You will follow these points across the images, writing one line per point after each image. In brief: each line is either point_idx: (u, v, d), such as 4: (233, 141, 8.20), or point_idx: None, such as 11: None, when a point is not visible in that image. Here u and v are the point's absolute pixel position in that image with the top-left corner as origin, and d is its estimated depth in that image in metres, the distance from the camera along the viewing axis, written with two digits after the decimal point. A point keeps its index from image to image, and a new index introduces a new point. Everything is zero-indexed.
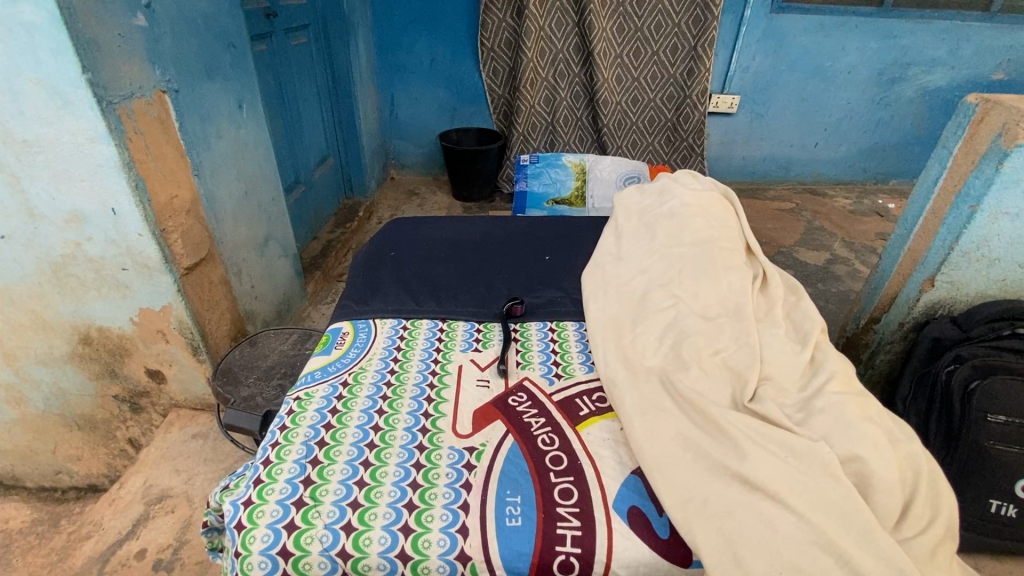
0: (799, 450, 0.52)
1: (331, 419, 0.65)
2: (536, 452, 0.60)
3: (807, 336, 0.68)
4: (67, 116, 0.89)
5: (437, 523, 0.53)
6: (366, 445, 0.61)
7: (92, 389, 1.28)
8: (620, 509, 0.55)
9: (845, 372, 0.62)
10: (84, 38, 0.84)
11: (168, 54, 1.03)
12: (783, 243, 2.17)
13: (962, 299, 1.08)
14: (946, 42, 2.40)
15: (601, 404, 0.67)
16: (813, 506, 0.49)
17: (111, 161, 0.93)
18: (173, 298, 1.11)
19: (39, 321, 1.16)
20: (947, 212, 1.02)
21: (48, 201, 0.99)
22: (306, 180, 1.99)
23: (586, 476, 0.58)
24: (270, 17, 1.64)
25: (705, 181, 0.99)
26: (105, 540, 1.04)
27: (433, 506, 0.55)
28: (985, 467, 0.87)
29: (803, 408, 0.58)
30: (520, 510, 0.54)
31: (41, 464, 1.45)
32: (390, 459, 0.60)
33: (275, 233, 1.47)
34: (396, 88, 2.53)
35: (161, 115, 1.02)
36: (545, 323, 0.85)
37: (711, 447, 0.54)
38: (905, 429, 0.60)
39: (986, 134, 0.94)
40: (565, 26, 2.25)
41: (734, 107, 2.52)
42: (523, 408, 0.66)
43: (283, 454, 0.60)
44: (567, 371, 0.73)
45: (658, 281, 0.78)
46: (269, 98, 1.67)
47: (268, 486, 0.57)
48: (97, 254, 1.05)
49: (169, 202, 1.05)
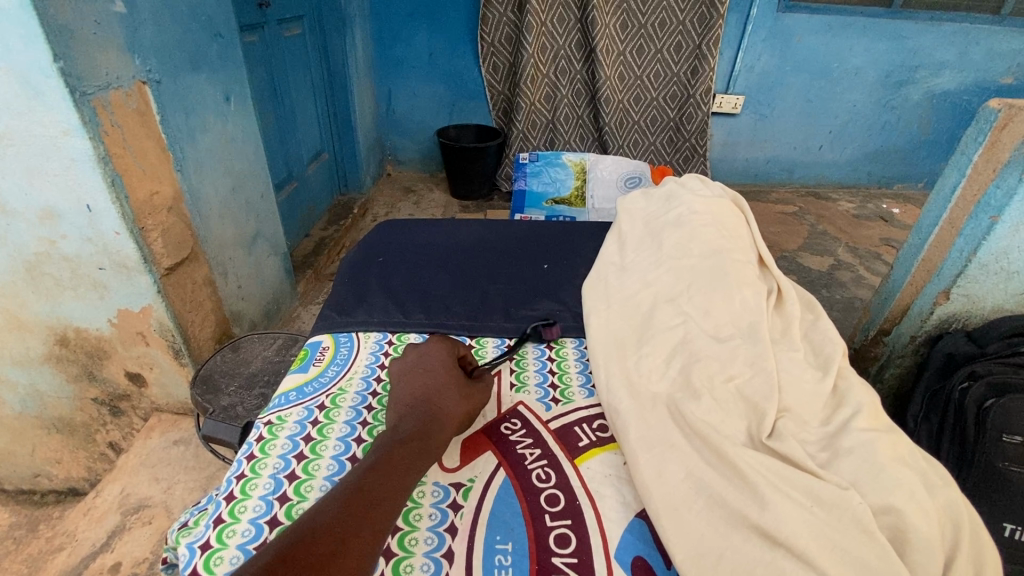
0: (825, 497, 0.47)
1: (304, 447, 0.59)
2: (529, 489, 0.56)
3: (828, 362, 0.63)
4: (38, 108, 0.83)
5: (418, 575, 0.48)
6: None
7: (70, 391, 1.21)
8: (623, 559, 0.49)
9: (872, 404, 0.57)
10: (56, 24, 0.78)
11: (148, 42, 0.97)
12: (787, 247, 2.12)
13: (978, 312, 1.03)
14: (955, 45, 2.35)
15: (602, 434, 0.62)
16: (844, 566, 0.43)
17: (85, 155, 0.87)
18: (153, 300, 1.05)
19: (13, 319, 1.10)
20: (965, 222, 0.97)
21: (20, 195, 0.93)
22: (298, 176, 1.92)
23: (584, 520, 0.52)
24: (262, 7, 1.58)
25: (714, 186, 0.93)
26: (79, 553, 0.98)
27: (414, 553, 0.50)
28: (999, 489, 0.81)
29: (828, 447, 0.53)
30: (510, 560, 0.49)
31: (18, 466, 1.39)
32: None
33: (264, 231, 1.41)
34: (393, 82, 2.46)
35: (141, 107, 0.96)
36: (542, 339, 0.80)
37: (728, 492, 0.49)
38: (938, 471, 0.54)
39: (1009, 142, 0.88)
40: (567, 22, 2.19)
41: (739, 107, 2.46)
42: (516, 438, 0.62)
43: (250, 487, 0.55)
44: (566, 396, 0.68)
45: (665, 296, 0.74)
46: (259, 89, 1.61)
47: (230, 526, 0.51)
48: (72, 253, 0.99)
49: (149, 199, 0.99)
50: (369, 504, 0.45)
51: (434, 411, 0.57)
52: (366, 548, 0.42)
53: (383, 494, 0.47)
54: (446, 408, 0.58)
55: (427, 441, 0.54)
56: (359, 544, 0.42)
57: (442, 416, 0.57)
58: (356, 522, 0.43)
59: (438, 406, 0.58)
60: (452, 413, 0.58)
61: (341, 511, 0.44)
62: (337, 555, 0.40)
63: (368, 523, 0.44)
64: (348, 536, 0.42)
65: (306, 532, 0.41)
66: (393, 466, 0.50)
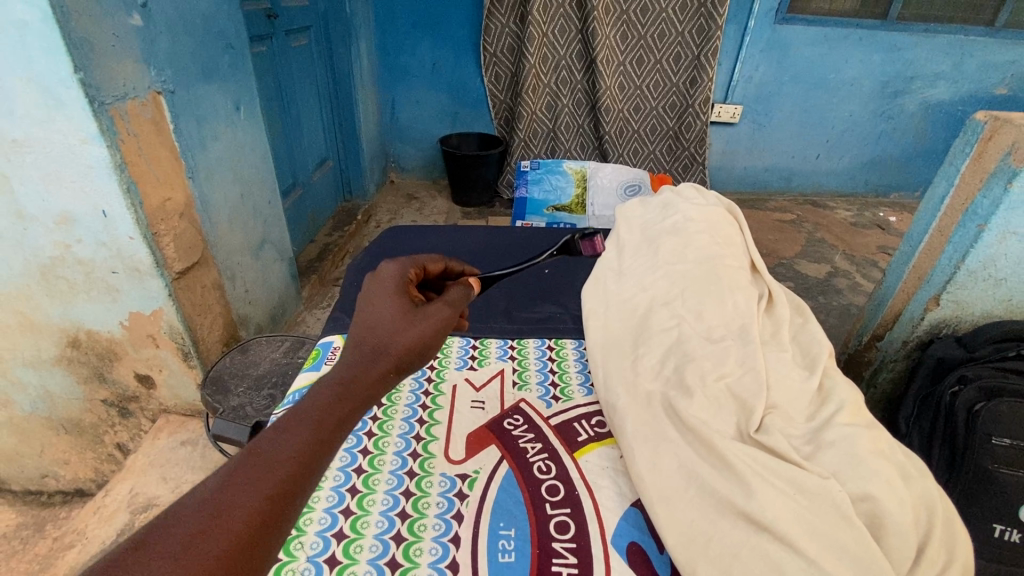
0: (806, 486, 0.50)
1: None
2: (531, 480, 0.59)
3: (815, 361, 0.66)
4: (58, 116, 0.87)
5: (427, 557, 0.51)
6: (353, 470, 0.60)
7: (80, 393, 1.24)
8: (619, 544, 0.52)
9: (854, 401, 0.60)
10: (76, 37, 0.82)
11: (163, 53, 1.00)
12: (783, 254, 2.16)
13: (968, 318, 1.06)
14: (949, 56, 2.39)
15: (600, 430, 0.66)
16: (823, 549, 0.46)
17: (102, 162, 0.91)
18: (164, 303, 1.09)
19: (27, 322, 1.12)
20: (953, 231, 1.00)
21: (37, 201, 0.96)
22: (304, 183, 1.96)
23: (583, 508, 0.56)
24: (271, 19, 1.62)
25: (709, 195, 0.96)
26: (90, 549, 1.01)
27: (423, 538, 0.53)
28: (988, 491, 0.83)
29: (811, 441, 0.56)
30: (513, 544, 0.52)
31: (26, 467, 1.40)
32: (379, 485, 0.59)
33: (270, 237, 1.45)
34: (397, 91, 2.51)
35: (155, 116, 1.00)
36: (543, 339, 0.85)
37: (715, 481, 0.52)
38: (918, 465, 0.57)
39: (995, 152, 0.91)
40: (568, 33, 2.24)
41: (737, 117, 2.50)
42: (519, 433, 0.65)
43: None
44: (566, 394, 0.72)
45: (660, 299, 0.77)
46: (267, 99, 1.65)
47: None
48: (86, 257, 1.02)
49: (161, 205, 1.02)
50: (260, 462, 0.38)
51: (370, 348, 0.50)
52: (253, 521, 0.36)
53: (286, 454, 0.40)
54: (382, 342, 0.50)
55: (353, 387, 0.46)
56: (239, 514, 0.35)
57: (374, 353, 0.50)
58: (241, 487, 0.37)
59: (374, 341, 0.50)
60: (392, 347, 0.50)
61: (223, 477, 0.37)
62: (214, 532, 0.34)
63: (256, 486, 0.37)
64: (231, 509, 0.35)
65: (180, 505, 0.35)
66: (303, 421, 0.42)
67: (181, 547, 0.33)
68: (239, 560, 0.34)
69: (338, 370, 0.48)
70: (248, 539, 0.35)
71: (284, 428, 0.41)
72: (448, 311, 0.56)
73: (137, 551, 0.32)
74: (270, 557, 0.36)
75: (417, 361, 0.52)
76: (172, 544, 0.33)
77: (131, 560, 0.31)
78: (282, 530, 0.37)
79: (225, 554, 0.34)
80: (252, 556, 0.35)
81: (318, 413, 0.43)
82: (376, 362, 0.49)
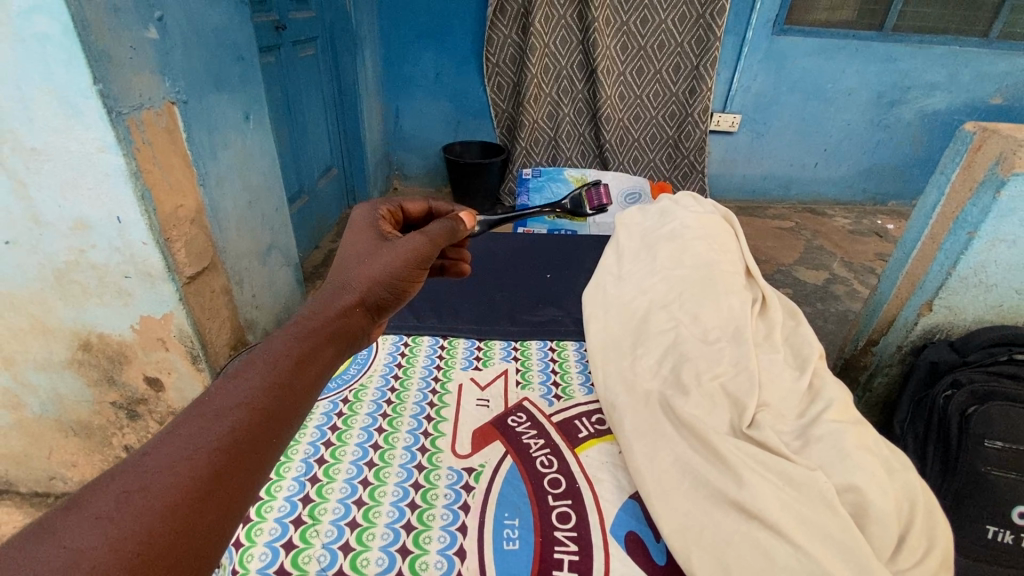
0: (796, 478, 0.55)
1: (324, 452, 0.70)
2: (534, 474, 0.67)
3: (806, 362, 0.70)
4: (76, 126, 0.89)
5: (432, 571, 0.56)
6: (359, 482, 0.66)
7: (90, 395, 1.24)
8: (618, 534, 0.60)
9: (843, 399, 0.64)
10: (96, 50, 0.84)
11: (177, 66, 1.04)
12: (782, 261, 2.19)
13: (960, 323, 1.08)
14: (945, 67, 2.44)
15: (599, 427, 0.74)
16: (809, 538, 0.51)
17: (118, 170, 0.93)
18: (175, 307, 1.10)
19: (40, 325, 1.13)
20: (945, 238, 1.02)
21: (55, 208, 0.98)
22: (310, 190, 2.00)
23: (583, 499, 0.64)
24: (280, 30, 1.66)
25: (705, 203, 1.00)
26: None
27: (428, 550, 0.58)
28: (981, 491, 0.83)
29: (801, 436, 0.61)
30: (517, 533, 0.59)
31: (33, 470, 1.40)
32: (384, 497, 0.64)
33: (277, 242, 1.48)
34: (402, 100, 2.55)
35: (169, 125, 1.03)
36: (545, 342, 0.93)
37: (710, 474, 0.57)
38: (901, 460, 0.61)
39: (983, 162, 0.94)
40: (569, 43, 2.30)
41: (735, 126, 2.54)
42: (522, 429, 0.74)
43: (275, 488, 0.65)
44: (568, 393, 0.80)
45: (658, 303, 0.82)
46: (275, 108, 1.69)
47: (257, 525, 0.60)
48: (101, 261, 1.04)
49: (174, 212, 1.05)
50: (199, 419, 0.39)
51: (342, 283, 0.58)
52: (197, 471, 0.35)
53: (230, 415, 0.40)
54: (341, 292, 0.57)
55: (300, 346, 0.48)
56: (180, 467, 0.35)
57: (337, 301, 0.56)
58: (181, 442, 0.37)
59: (346, 277, 0.59)
60: (358, 281, 0.58)
61: (160, 438, 0.37)
62: (153, 487, 0.34)
63: (198, 441, 0.37)
64: (172, 465, 0.35)
65: (119, 467, 0.35)
66: (250, 385, 0.42)
67: (117, 502, 0.33)
68: (183, 513, 0.33)
69: (289, 336, 0.49)
70: (192, 493, 0.34)
71: (230, 392, 0.42)
72: (420, 239, 0.63)
73: (70, 511, 0.32)
74: (227, 505, 0.36)
75: (387, 289, 0.58)
76: (106, 501, 0.33)
77: (62, 523, 0.31)
78: (235, 479, 0.37)
79: (166, 508, 0.33)
80: (199, 511, 0.34)
81: (265, 377, 0.43)
82: (329, 316, 0.53)
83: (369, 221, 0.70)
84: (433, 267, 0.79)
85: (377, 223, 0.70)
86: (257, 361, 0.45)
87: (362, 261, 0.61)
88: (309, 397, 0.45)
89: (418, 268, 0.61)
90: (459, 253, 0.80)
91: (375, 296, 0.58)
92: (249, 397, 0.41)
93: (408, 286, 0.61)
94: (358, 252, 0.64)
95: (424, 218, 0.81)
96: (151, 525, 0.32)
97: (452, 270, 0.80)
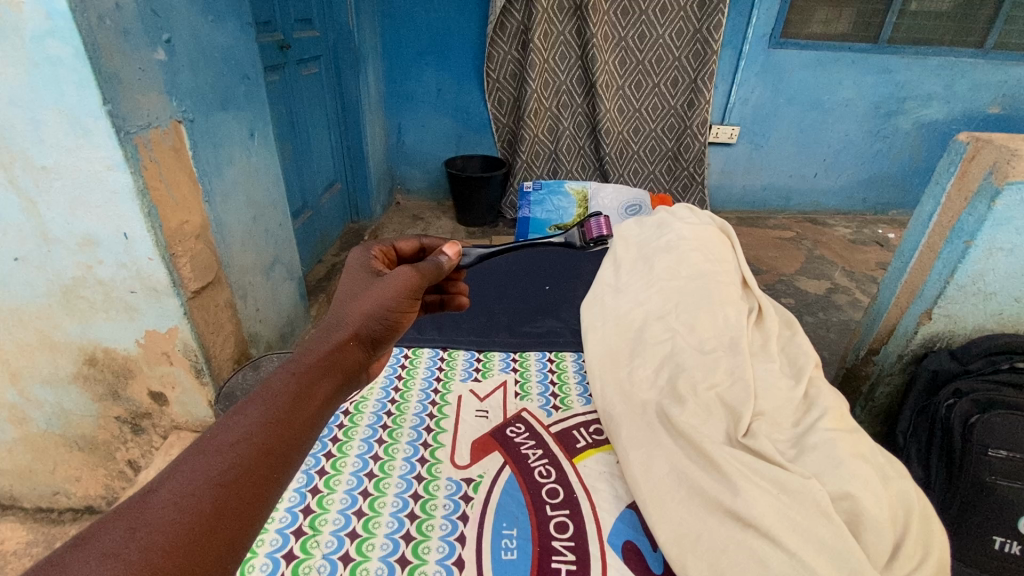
0: (789, 485, 0.56)
1: (325, 463, 0.71)
2: (532, 484, 0.68)
3: (801, 371, 0.71)
4: (85, 145, 0.91)
5: None
6: (359, 493, 0.67)
7: (94, 410, 1.25)
8: (616, 543, 0.60)
9: (838, 408, 0.65)
10: (106, 72, 0.87)
11: (185, 86, 1.07)
12: (783, 271, 2.19)
13: (960, 331, 1.08)
14: (942, 77, 2.46)
15: (598, 437, 0.75)
16: (803, 544, 0.52)
17: (125, 188, 0.95)
18: (179, 321, 1.11)
19: (46, 340, 1.15)
20: (942, 246, 1.02)
21: (63, 224, 1.00)
22: (313, 205, 2.03)
23: (581, 509, 0.64)
24: (283, 49, 1.70)
25: (702, 214, 1.01)
26: None
27: (427, 560, 0.58)
28: (987, 501, 0.82)
29: (796, 445, 0.62)
30: (516, 543, 0.60)
31: (38, 485, 1.40)
32: (384, 508, 0.65)
33: (281, 257, 1.50)
34: (404, 115, 2.59)
35: (176, 144, 1.05)
36: (545, 354, 0.94)
37: (705, 483, 0.58)
38: (897, 468, 0.62)
39: (977, 171, 0.95)
40: (568, 59, 2.34)
41: (734, 138, 2.57)
42: (520, 440, 0.74)
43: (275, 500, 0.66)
44: (566, 403, 0.81)
45: (655, 314, 0.83)
46: (279, 125, 1.72)
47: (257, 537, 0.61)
48: (107, 277, 1.06)
49: (180, 227, 1.07)
50: (204, 454, 0.40)
51: (336, 320, 0.59)
52: (202, 505, 0.36)
53: (232, 451, 0.41)
54: (334, 329, 0.58)
55: (300, 381, 0.49)
56: (187, 501, 0.36)
57: (330, 336, 0.57)
58: (186, 478, 0.38)
59: (340, 314, 0.60)
60: (351, 317, 0.59)
61: (167, 472, 0.39)
62: (155, 525, 0.35)
63: (202, 475, 0.38)
64: (177, 502, 0.36)
65: (125, 504, 0.36)
66: (249, 421, 0.43)
67: (124, 538, 0.33)
68: (185, 549, 0.34)
69: (286, 372, 0.50)
70: (194, 529, 0.35)
71: (231, 428, 0.43)
72: (409, 272, 0.62)
73: (77, 547, 0.33)
74: (231, 537, 0.37)
75: (378, 321, 0.59)
76: (112, 537, 0.33)
77: (69, 560, 0.32)
78: (239, 510, 0.38)
79: (168, 545, 0.34)
80: (204, 545, 0.35)
81: (265, 412, 0.44)
82: (323, 350, 0.54)
83: (362, 260, 0.70)
84: (430, 301, 0.79)
85: (369, 260, 0.70)
86: (256, 397, 0.46)
87: (357, 297, 0.62)
88: (308, 427, 0.47)
89: (409, 298, 0.62)
90: (455, 285, 0.80)
91: (367, 329, 0.59)
92: (250, 432, 0.42)
93: (400, 316, 0.61)
94: (351, 289, 0.65)
95: (415, 255, 0.80)
96: (155, 560, 0.33)
97: (451, 303, 0.79)
